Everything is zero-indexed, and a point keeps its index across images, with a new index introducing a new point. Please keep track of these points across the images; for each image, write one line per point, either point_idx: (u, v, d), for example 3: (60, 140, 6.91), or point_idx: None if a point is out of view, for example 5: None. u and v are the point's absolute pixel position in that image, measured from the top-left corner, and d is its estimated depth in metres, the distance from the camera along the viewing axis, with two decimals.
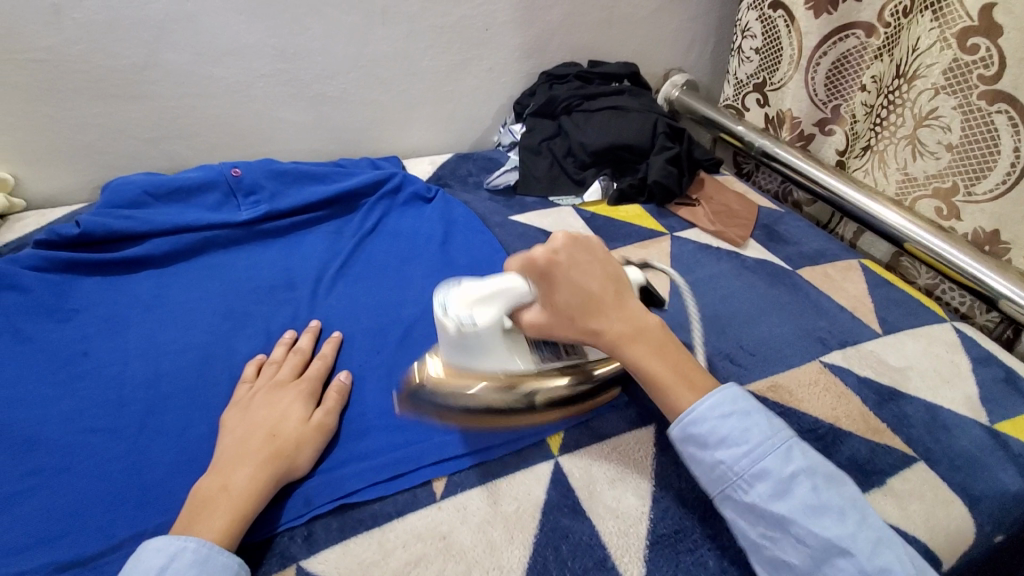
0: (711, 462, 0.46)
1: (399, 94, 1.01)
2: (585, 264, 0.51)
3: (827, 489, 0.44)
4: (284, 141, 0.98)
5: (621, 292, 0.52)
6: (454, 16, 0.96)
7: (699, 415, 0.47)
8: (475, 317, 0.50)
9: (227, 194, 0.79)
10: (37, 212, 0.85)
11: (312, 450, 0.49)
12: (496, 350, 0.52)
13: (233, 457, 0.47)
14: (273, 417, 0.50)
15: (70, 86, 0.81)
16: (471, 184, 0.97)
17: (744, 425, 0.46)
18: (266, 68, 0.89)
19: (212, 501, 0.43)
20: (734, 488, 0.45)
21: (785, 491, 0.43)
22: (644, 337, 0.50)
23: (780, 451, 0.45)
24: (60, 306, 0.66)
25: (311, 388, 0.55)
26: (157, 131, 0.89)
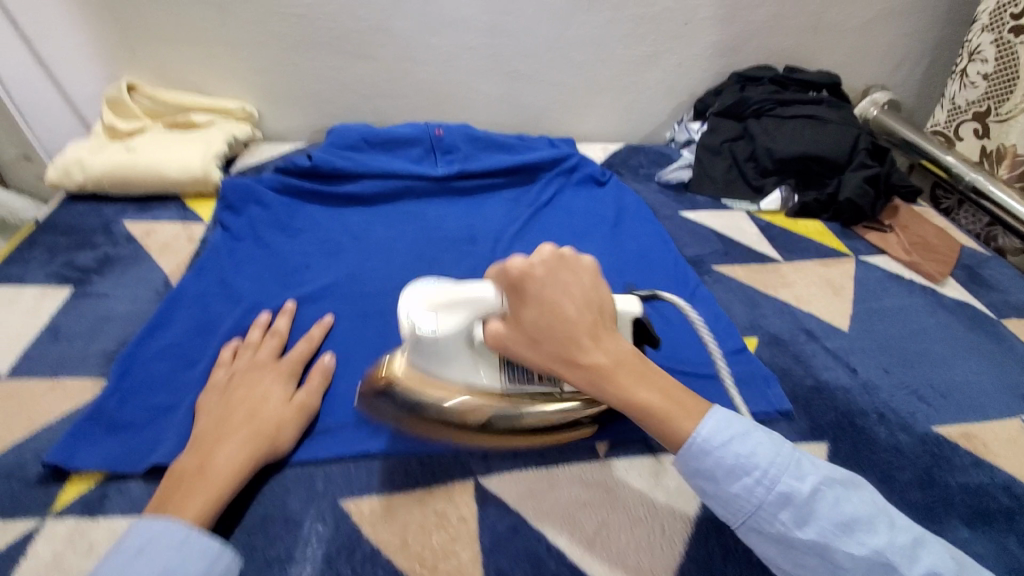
0: (729, 497, 0.41)
1: (586, 80, 1.03)
2: (565, 282, 0.43)
3: (849, 498, 0.41)
4: (473, 111, 1.05)
5: (603, 312, 0.43)
6: (657, 8, 0.96)
7: (702, 449, 0.41)
8: (438, 325, 0.47)
9: (427, 150, 0.87)
10: (270, 145, 1.00)
11: (293, 429, 0.49)
12: (461, 361, 0.48)
13: (211, 436, 0.46)
14: (252, 397, 0.49)
15: (317, 41, 0.93)
16: (641, 175, 0.98)
17: (749, 450, 0.41)
18: (474, 41, 0.97)
19: (187, 482, 0.43)
20: (756, 520, 0.41)
21: (809, 514, 0.40)
22: (631, 369, 0.42)
23: (792, 471, 0.41)
24: (290, 224, 0.78)
25: (290, 370, 0.54)
26: (373, 88, 1.00)
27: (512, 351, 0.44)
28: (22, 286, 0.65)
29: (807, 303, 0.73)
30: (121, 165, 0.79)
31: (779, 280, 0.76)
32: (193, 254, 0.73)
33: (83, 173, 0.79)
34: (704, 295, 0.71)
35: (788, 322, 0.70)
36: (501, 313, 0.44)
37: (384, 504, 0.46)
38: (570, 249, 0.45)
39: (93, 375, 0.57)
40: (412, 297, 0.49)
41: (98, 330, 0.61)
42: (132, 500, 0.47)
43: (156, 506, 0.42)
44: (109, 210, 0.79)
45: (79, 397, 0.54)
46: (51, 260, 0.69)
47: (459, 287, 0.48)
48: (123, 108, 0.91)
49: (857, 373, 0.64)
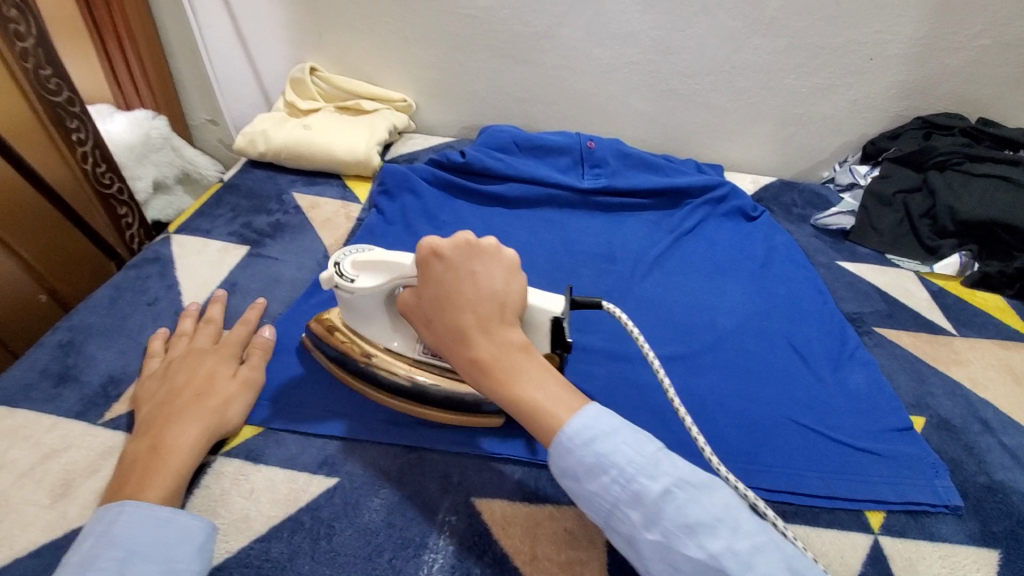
0: (588, 495, 0.41)
1: (746, 107, 0.98)
2: (470, 273, 0.47)
3: (699, 501, 0.40)
4: (621, 126, 1.04)
5: (505, 307, 0.47)
6: (841, 39, 0.89)
7: (568, 445, 0.41)
8: (358, 279, 0.51)
9: (576, 160, 0.87)
10: (422, 136, 1.05)
11: (242, 404, 0.50)
12: (379, 321, 0.53)
13: (158, 417, 0.47)
14: (195, 377, 0.50)
15: (484, 44, 0.96)
16: (794, 214, 0.92)
17: (612, 449, 0.41)
18: (636, 56, 0.95)
19: (143, 461, 0.43)
20: (615, 520, 0.41)
21: (655, 514, 0.39)
22: (511, 360, 0.45)
23: (647, 470, 0.40)
24: (437, 215, 0.80)
25: (231, 349, 0.55)
26: (526, 93, 1.02)
27: (416, 321, 0.50)
28: (209, 239, 0.73)
29: (983, 387, 0.64)
30: (296, 141, 0.86)
31: (950, 356, 0.68)
32: (349, 232, 0.78)
33: (267, 144, 0.87)
34: (864, 359, 0.65)
35: (960, 406, 0.62)
36: (409, 286, 0.50)
37: (514, 511, 0.47)
38: (489, 242, 0.49)
39: None
40: (345, 253, 0.53)
41: (268, 290, 0.67)
42: (286, 454, 0.50)
43: (108, 498, 0.41)
44: (282, 180, 0.86)
45: None
46: (233, 219, 0.77)
47: (384, 251, 0.51)
48: (304, 89, 0.99)
49: None
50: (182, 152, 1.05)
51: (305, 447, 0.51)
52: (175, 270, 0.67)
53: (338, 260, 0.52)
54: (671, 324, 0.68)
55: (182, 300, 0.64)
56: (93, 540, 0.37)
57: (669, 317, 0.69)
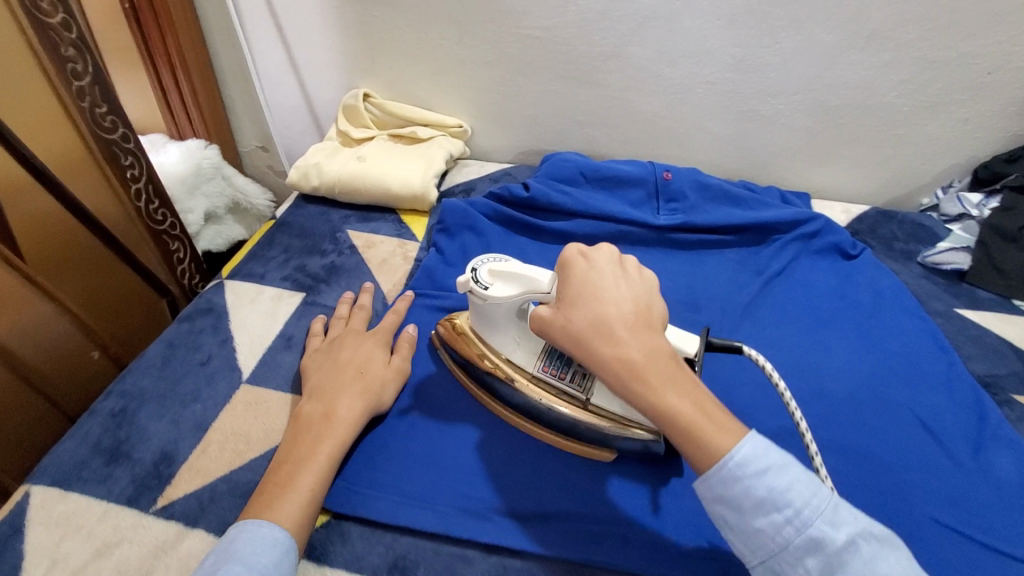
0: (752, 531, 0.40)
1: (837, 128, 0.89)
2: (614, 280, 0.49)
3: (885, 557, 0.39)
4: (692, 150, 0.96)
5: (650, 313, 0.47)
6: (954, 52, 0.79)
7: (732, 474, 0.40)
8: (490, 288, 0.54)
9: (650, 194, 0.80)
10: (477, 163, 0.99)
11: (394, 389, 0.56)
12: (509, 329, 0.56)
13: (330, 388, 0.54)
14: (356, 359, 0.57)
15: (546, 65, 0.90)
16: (896, 250, 0.81)
17: (785, 486, 0.40)
18: (713, 75, 0.87)
19: (318, 425, 0.50)
20: (780, 560, 0.40)
21: (838, 564, 0.39)
22: (662, 366, 0.44)
23: (828, 516, 0.39)
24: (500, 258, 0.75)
25: (384, 338, 0.61)
26: (590, 116, 0.95)
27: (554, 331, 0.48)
28: (263, 285, 0.68)
29: None
30: (350, 174, 0.82)
31: None
32: (408, 275, 0.73)
33: (320, 178, 0.82)
34: (1010, 437, 0.55)
35: None
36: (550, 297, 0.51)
37: None
38: (629, 259, 0.51)
39: None
40: (482, 261, 0.57)
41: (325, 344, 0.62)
42: (354, 553, 0.49)
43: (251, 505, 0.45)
44: (335, 216, 0.82)
45: None
46: (286, 262, 0.73)
47: (520, 264, 0.54)
48: (357, 116, 0.95)
49: None
50: (232, 181, 1.01)
51: (372, 546, 0.49)
52: (229, 322, 0.63)
53: (476, 267, 0.56)
54: (770, 393, 0.61)
55: (237, 357, 0.60)
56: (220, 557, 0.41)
57: (768, 382, 0.62)
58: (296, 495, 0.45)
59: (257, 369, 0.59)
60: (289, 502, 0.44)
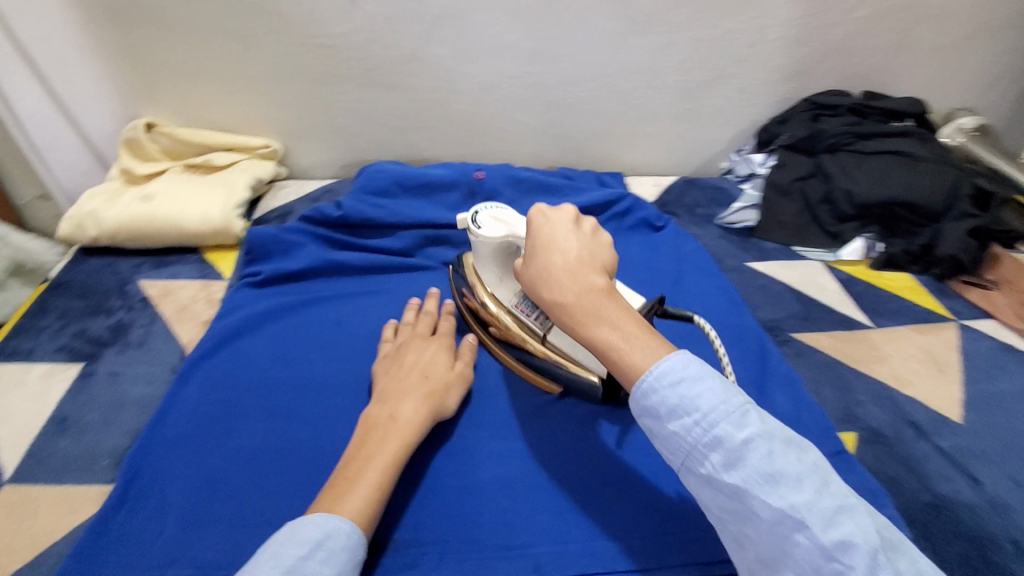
0: (665, 436, 0.40)
1: (637, 108, 0.94)
2: (564, 230, 0.49)
3: (786, 454, 0.37)
4: (513, 143, 0.97)
5: (594, 259, 0.47)
6: (719, 31, 0.87)
7: (650, 385, 0.40)
8: (483, 228, 0.59)
9: (467, 195, 0.79)
10: (296, 183, 0.94)
11: (456, 394, 0.56)
12: (491, 270, 0.62)
13: (383, 391, 0.54)
14: (422, 361, 0.57)
15: (348, 74, 0.86)
16: (698, 215, 0.89)
17: (693, 392, 0.39)
18: (516, 70, 0.88)
19: (383, 428, 0.50)
20: (691, 461, 0.39)
21: (738, 460, 0.37)
22: (599, 301, 0.44)
23: (733, 418, 0.38)
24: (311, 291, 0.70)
25: (449, 342, 0.61)
26: (406, 121, 0.92)
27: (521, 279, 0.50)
28: (31, 363, 0.61)
29: (909, 386, 0.62)
30: (135, 217, 0.73)
31: (874, 353, 0.66)
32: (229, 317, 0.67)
33: (98, 227, 0.73)
34: (787, 373, 0.62)
35: (890, 411, 0.59)
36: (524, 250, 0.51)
37: None
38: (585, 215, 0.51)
39: (102, 481, 0.51)
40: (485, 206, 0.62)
41: (110, 419, 0.56)
42: None
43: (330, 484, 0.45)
44: (125, 266, 0.74)
45: (82, 510, 0.50)
46: (62, 329, 0.64)
47: (515, 214, 0.59)
48: (140, 148, 0.86)
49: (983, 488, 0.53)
50: (10, 239, 0.87)
51: None
52: None
53: (477, 210, 0.62)
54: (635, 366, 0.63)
55: None
56: (286, 533, 0.40)
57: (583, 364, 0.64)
58: (367, 483, 0.45)
59: (22, 466, 0.52)
60: (369, 475, 0.46)
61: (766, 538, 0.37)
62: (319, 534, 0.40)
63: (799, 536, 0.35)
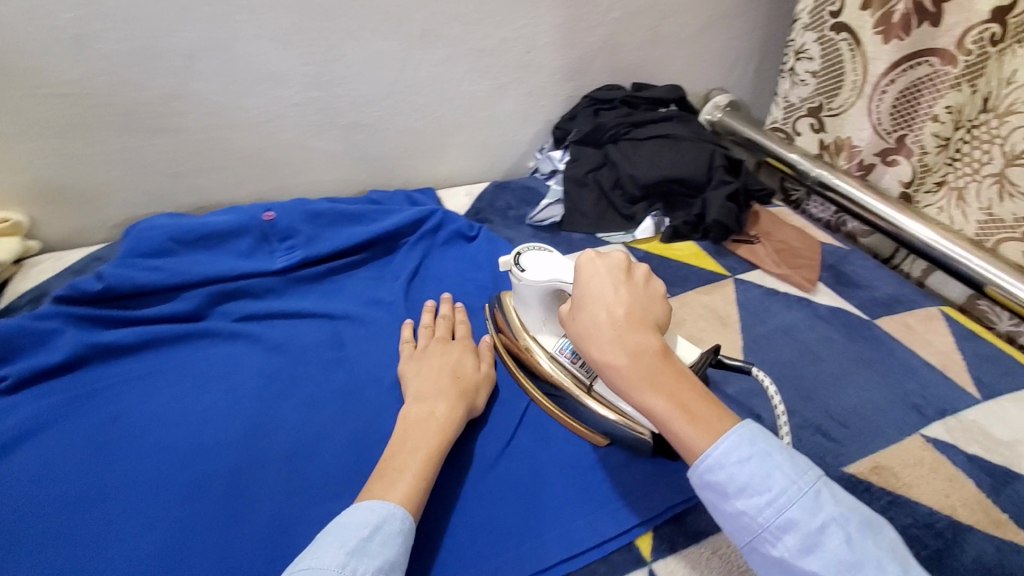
0: (732, 514, 0.42)
1: (435, 121, 0.94)
2: (614, 285, 0.50)
3: (866, 537, 0.39)
4: (314, 173, 0.91)
5: (645, 315, 0.49)
6: (495, 39, 0.90)
7: (716, 461, 0.42)
8: (528, 270, 0.58)
9: (260, 239, 0.73)
10: (55, 255, 0.80)
11: (486, 393, 0.60)
12: (535, 312, 0.61)
13: (422, 393, 0.57)
14: (449, 362, 0.61)
15: (94, 122, 0.75)
16: (511, 218, 0.92)
17: (763, 472, 0.41)
18: (297, 97, 0.83)
19: (423, 424, 0.53)
20: (760, 541, 0.41)
21: (816, 544, 0.39)
22: (652, 365, 0.46)
23: (806, 500, 0.40)
24: (80, 385, 0.61)
25: (470, 345, 0.65)
26: (182, 166, 0.83)
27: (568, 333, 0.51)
28: None
29: (701, 344, 0.70)
30: None
31: (670, 320, 0.73)
32: None
33: None
34: None
35: None
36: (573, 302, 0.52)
37: None
38: (640, 268, 0.52)
39: None
40: (528, 248, 0.61)
41: None
42: None
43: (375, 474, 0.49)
44: None
45: None
46: None
47: (560, 259, 0.58)
48: None
49: (764, 421, 0.61)
50: None
51: None
52: None
53: (520, 252, 0.61)
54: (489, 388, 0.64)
55: None
56: (354, 514, 0.44)
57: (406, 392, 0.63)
58: (414, 472, 0.49)
59: None
60: (412, 466, 0.49)
61: None
62: (375, 520, 0.43)
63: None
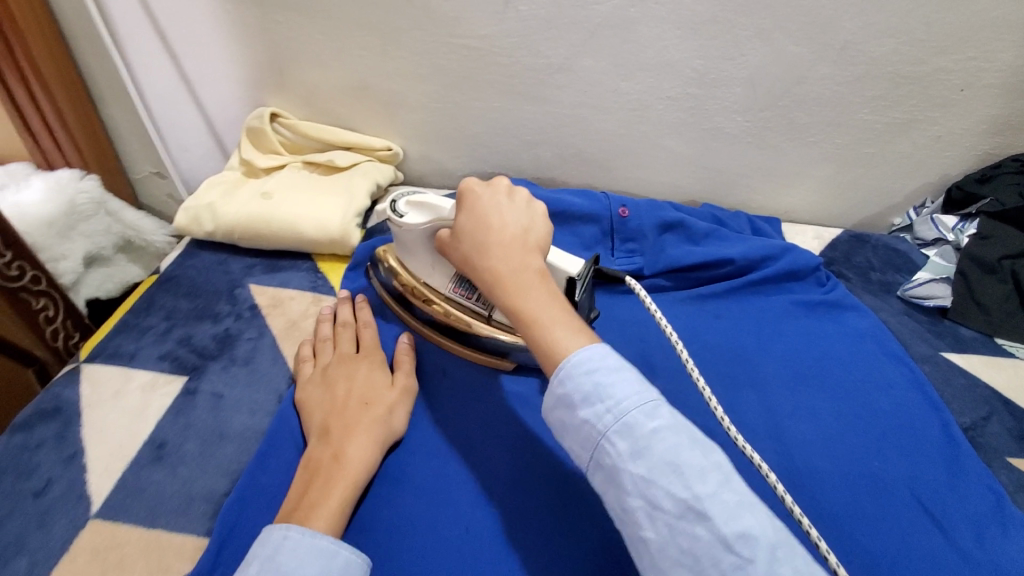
0: (578, 425, 0.40)
1: (806, 146, 0.81)
2: (501, 206, 0.52)
3: (692, 451, 0.37)
4: (652, 171, 0.85)
5: (529, 236, 0.50)
6: (931, 66, 0.72)
7: (570, 368, 0.41)
8: (405, 216, 0.57)
9: (605, 232, 0.70)
10: (412, 189, 0.87)
11: (404, 412, 0.52)
12: (420, 256, 0.59)
13: (329, 428, 0.48)
14: (358, 385, 0.52)
15: (487, 79, 0.78)
16: (874, 283, 0.75)
17: (614, 383, 0.39)
18: (674, 91, 0.77)
19: (326, 469, 0.45)
20: (600, 452, 0.39)
21: (643, 449, 0.37)
22: (525, 276, 0.47)
23: (642, 407, 0.38)
24: None
25: (380, 357, 0.56)
26: (538, 135, 0.83)
27: (450, 254, 0.53)
28: (132, 371, 0.56)
29: None
30: (252, 217, 0.68)
31: None
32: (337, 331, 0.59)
33: (213, 221, 0.68)
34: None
35: None
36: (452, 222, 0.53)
37: None
38: (522, 194, 0.53)
39: (195, 535, 0.45)
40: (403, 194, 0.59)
41: (209, 452, 0.50)
42: None
43: (284, 518, 0.42)
44: (236, 266, 0.68)
45: (175, 568, 0.43)
46: (167, 333, 0.60)
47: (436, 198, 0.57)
48: (263, 139, 0.81)
49: None
50: (120, 216, 0.87)
51: None
52: (80, 430, 0.51)
53: (395, 198, 0.59)
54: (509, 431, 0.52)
55: (90, 480, 0.48)
56: (258, 567, 0.38)
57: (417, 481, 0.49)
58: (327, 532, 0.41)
59: (113, 498, 0.47)
60: (333, 498, 0.44)
61: (665, 539, 0.35)
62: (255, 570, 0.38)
63: (693, 527, 0.35)
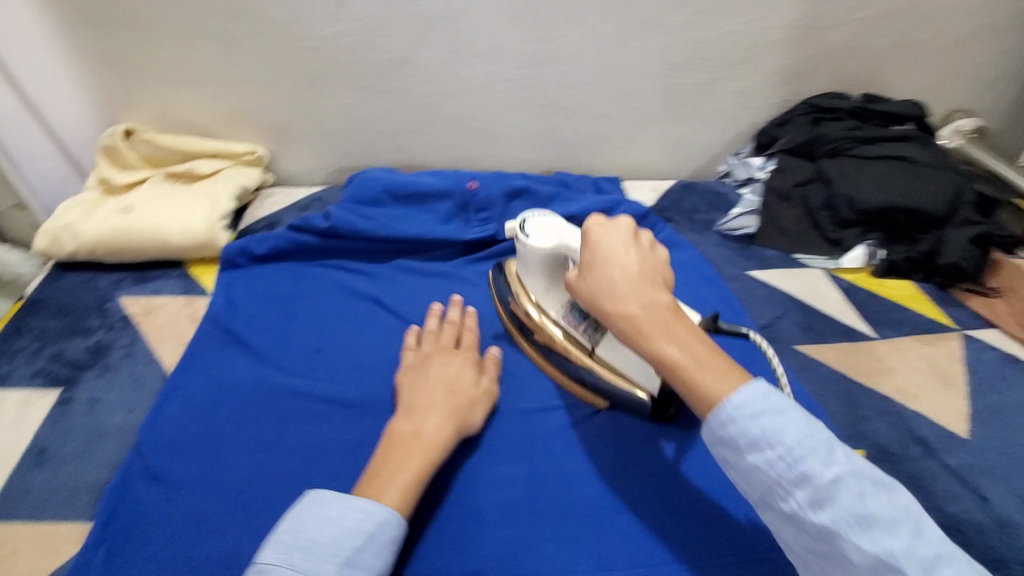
0: (748, 470, 0.39)
1: (634, 111, 0.92)
2: (625, 243, 0.46)
3: (876, 496, 0.37)
4: (507, 146, 0.94)
5: (656, 270, 0.45)
6: (717, 31, 0.84)
7: (730, 415, 0.39)
8: (531, 237, 0.57)
9: (459, 205, 0.78)
10: (283, 189, 0.91)
11: (484, 409, 0.57)
12: (537, 276, 0.60)
13: (405, 409, 0.54)
14: (450, 375, 0.57)
15: (335, 77, 0.83)
16: (697, 222, 0.88)
17: (779, 425, 0.38)
18: (510, 72, 0.85)
19: (407, 445, 0.50)
20: (773, 495, 0.39)
21: (826, 499, 0.37)
22: (661, 318, 0.42)
23: (821, 455, 0.37)
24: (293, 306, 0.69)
25: (474, 356, 0.61)
26: (396, 124, 0.89)
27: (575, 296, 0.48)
28: (5, 391, 0.59)
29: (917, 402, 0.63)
30: (113, 232, 0.70)
31: (876, 366, 0.66)
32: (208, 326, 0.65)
33: (74, 240, 0.70)
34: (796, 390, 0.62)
35: (897, 429, 0.61)
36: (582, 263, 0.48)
37: None
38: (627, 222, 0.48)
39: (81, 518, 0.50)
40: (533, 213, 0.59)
41: (88, 450, 0.55)
42: None
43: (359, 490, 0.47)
44: (104, 282, 0.71)
45: (64, 550, 0.49)
46: (38, 351, 0.63)
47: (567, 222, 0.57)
48: (120, 156, 0.83)
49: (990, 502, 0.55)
50: None
51: None
52: None
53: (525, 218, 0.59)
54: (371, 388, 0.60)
55: None
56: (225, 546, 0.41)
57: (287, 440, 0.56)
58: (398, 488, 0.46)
59: None
60: (413, 465, 0.48)
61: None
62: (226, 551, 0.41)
63: None
